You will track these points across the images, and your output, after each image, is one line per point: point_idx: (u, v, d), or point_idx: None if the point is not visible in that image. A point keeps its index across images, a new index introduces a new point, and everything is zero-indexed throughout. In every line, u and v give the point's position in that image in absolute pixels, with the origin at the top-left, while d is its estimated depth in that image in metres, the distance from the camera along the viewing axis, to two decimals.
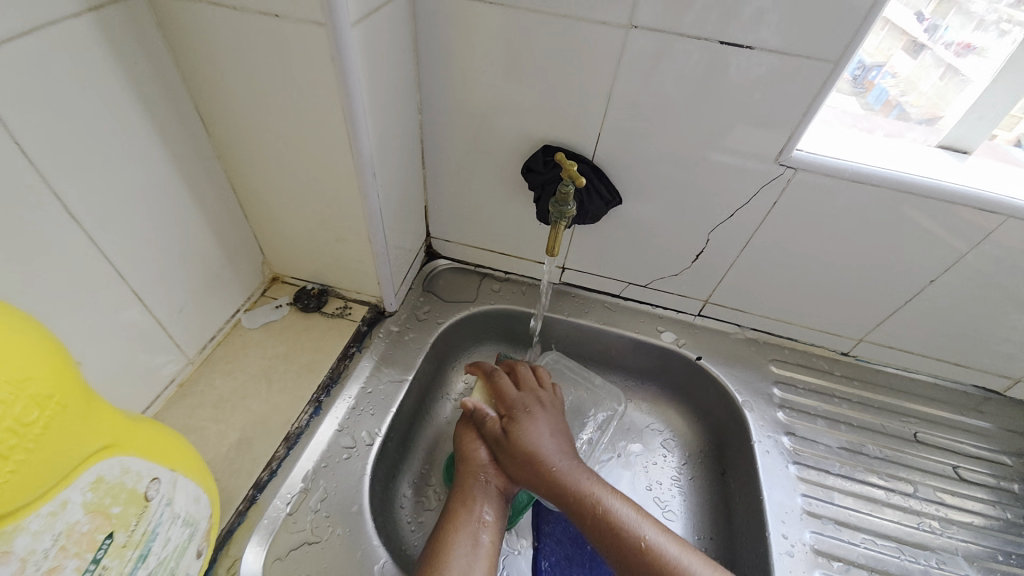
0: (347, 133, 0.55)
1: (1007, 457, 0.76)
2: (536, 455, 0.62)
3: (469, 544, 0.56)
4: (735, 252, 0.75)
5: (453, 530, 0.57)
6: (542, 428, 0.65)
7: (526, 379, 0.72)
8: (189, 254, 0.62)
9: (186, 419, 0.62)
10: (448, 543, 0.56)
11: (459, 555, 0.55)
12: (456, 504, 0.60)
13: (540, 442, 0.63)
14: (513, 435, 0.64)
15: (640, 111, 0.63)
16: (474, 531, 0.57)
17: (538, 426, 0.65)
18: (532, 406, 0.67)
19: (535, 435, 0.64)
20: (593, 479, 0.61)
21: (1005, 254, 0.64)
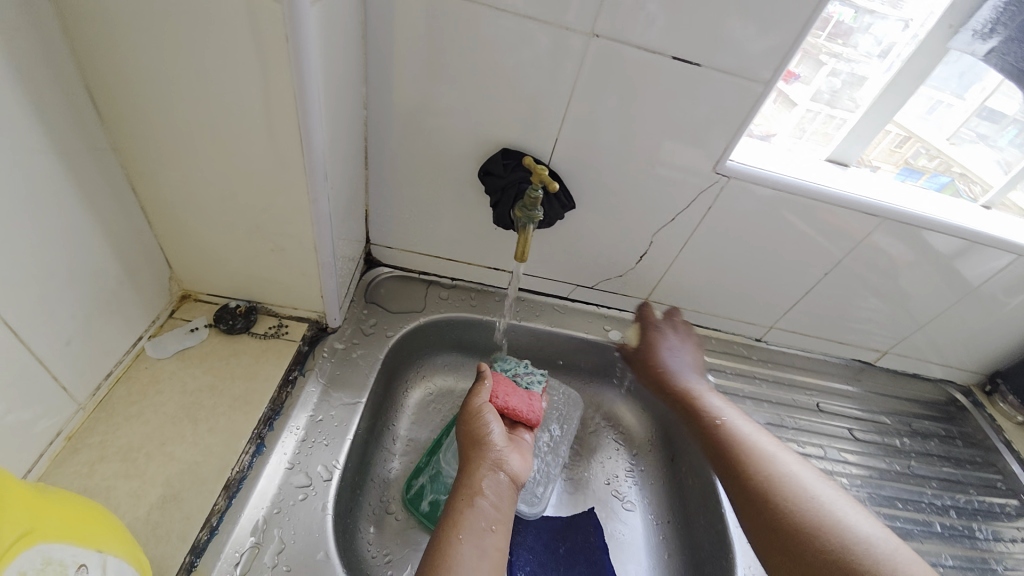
0: (298, 128, 0.48)
1: (885, 417, 0.93)
2: (660, 366, 0.81)
3: (469, 543, 0.54)
4: (675, 254, 0.81)
5: (456, 515, 0.57)
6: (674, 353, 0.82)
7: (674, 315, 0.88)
8: (79, 270, 0.50)
9: (82, 480, 0.50)
10: (451, 530, 0.55)
11: (461, 547, 0.54)
12: (458, 504, 0.58)
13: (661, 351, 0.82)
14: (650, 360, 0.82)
15: (595, 118, 0.65)
16: (480, 517, 0.57)
17: (665, 340, 0.84)
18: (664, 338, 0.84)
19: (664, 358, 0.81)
20: (699, 385, 0.78)
21: (880, 253, 0.78)
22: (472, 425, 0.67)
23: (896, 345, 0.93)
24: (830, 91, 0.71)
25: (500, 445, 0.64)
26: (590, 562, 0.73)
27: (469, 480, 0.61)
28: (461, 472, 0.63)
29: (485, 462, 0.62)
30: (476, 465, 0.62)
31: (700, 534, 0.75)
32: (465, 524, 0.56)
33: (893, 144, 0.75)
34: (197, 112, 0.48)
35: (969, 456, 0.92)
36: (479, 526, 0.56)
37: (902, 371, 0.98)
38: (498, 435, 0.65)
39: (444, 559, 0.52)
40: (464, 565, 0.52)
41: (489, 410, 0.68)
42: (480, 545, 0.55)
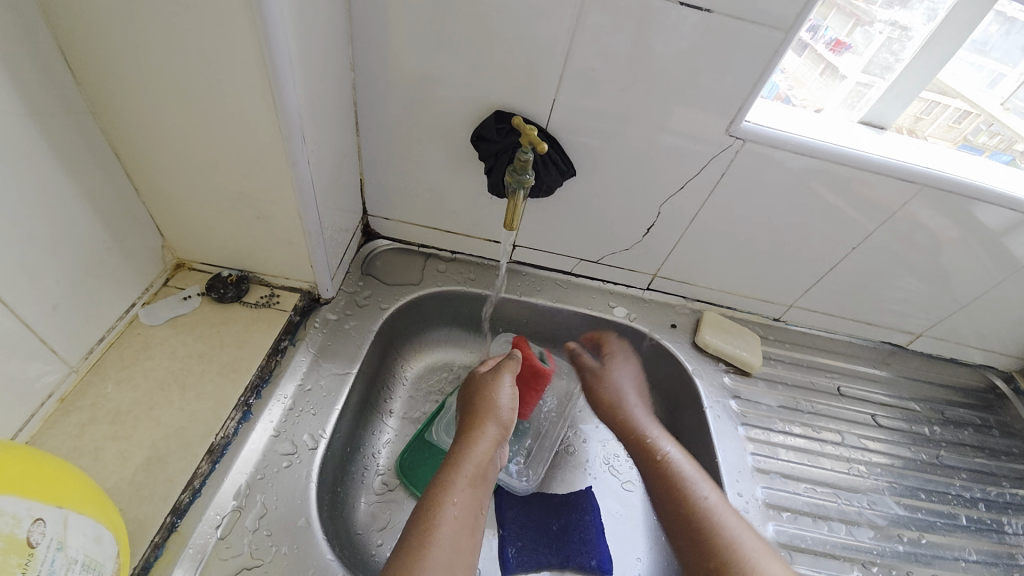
0: (269, 87, 0.46)
1: (914, 403, 0.86)
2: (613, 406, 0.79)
3: (457, 520, 0.52)
4: (684, 227, 0.75)
5: (451, 486, 0.54)
6: (626, 375, 0.83)
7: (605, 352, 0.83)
8: (63, 236, 0.50)
9: (73, 440, 0.51)
10: (442, 501, 0.52)
11: (448, 522, 0.51)
12: (456, 471, 0.55)
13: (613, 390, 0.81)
14: (602, 377, 0.82)
15: (595, 76, 0.60)
16: (472, 495, 0.54)
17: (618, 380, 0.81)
18: (620, 353, 0.84)
19: (616, 380, 0.82)
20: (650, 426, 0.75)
21: (911, 226, 0.71)
22: (485, 400, 0.64)
23: (932, 327, 0.85)
24: (879, 62, 0.64)
25: (507, 427, 0.62)
26: (584, 540, 0.71)
27: (471, 453, 0.58)
28: (461, 439, 0.60)
29: (491, 440, 0.60)
30: (481, 439, 0.59)
31: None
32: (458, 494, 0.54)
33: (951, 119, 0.69)
34: (168, 72, 0.46)
35: (1006, 448, 0.85)
36: (469, 505, 0.54)
37: (938, 355, 0.91)
38: (509, 417, 0.63)
39: (428, 529, 0.50)
40: (447, 542, 0.50)
41: (505, 388, 0.65)
42: (465, 524, 0.52)
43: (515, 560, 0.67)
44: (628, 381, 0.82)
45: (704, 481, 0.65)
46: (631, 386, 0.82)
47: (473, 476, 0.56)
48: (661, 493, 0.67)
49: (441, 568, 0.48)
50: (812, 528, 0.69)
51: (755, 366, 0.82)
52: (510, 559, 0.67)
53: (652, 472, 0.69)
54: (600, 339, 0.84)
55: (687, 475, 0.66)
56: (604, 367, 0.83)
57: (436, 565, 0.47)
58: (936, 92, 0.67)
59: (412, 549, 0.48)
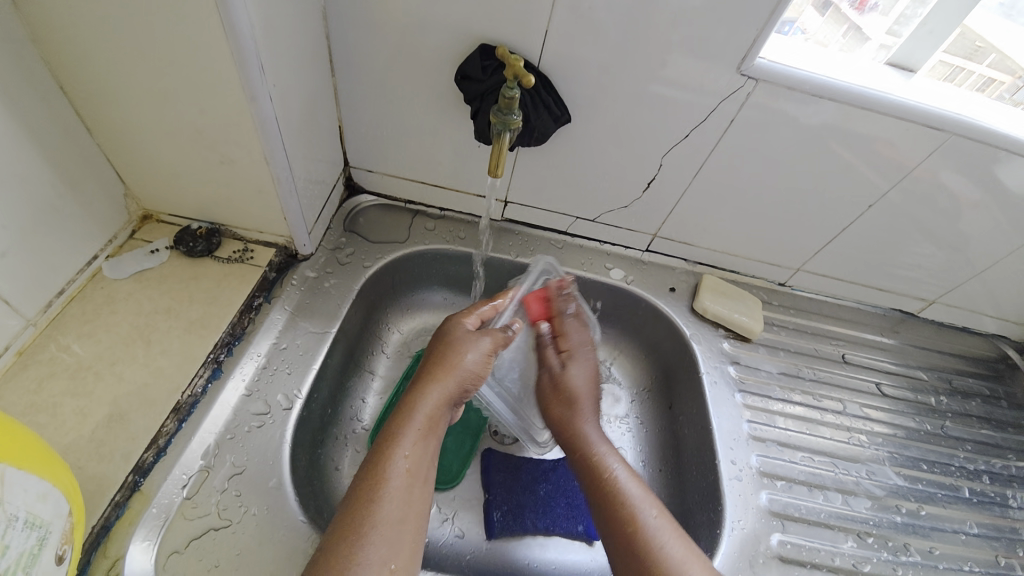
0: (213, 0, 0.40)
1: (921, 372, 0.83)
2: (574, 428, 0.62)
3: (408, 473, 0.49)
4: (687, 183, 0.69)
5: (400, 441, 0.50)
6: (586, 377, 0.67)
7: (575, 331, 0.70)
8: (1, 176, 0.46)
9: (32, 395, 0.49)
10: (391, 455, 0.49)
11: (398, 476, 0.48)
12: (398, 428, 0.51)
13: (578, 394, 0.65)
14: (558, 383, 0.66)
15: (591, 4, 0.52)
16: (424, 448, 0.51)
17: (576, 378, 0.66)
18: (581, 350, 0.69)
19: (580, 390, 0.65)
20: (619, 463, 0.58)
21: (935, 185, 0.65)
22: (442, 353, 0.57)
23: (946, 294, 0.81)
24: (907, 16, 0.58)
25: (468, 386, 0.57)
26: (571, 504, 0.69)
27: (423, 407, 0.53)
28: (413, 390, 0.55)
29: (446, 393, 0.55)
30: (433, 393, 0.54)
31: (692, 483, 0.70)
32: (403, 452, 0.49)
33: (974, 87, 0.61)
34: None
35: (1014, 420, 0.81)
36: (421, 459, 0.50)
37: (949, 323, 0.86)
38: (473, 375, 0.57)
39: (377, 489, 0.47)
40: (398, 498, 0.47)
41: (476, 346, 0.58)
42: (416, 477, 0.49)
43: (501, 524, 0.66)
44: (592, 391, 0.66)
45: (646, 501, 0.54)
46: (593, 397, 0.66)
47: (426, 430, 0.52)
48: (607, 524, 0.54)
49: (391, 524, 0.45)
50: (807, 497, 0.67)
51: (755, 333, 0.78)
52: (494, 523, 0.66)
53: (601, 508, 0.55)
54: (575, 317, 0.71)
55: (631, 495, 0.55)
56: (557, 372, 0.67)
57: (385, 521, 0.45)
58: (962, 55, 0.59)
59: (360, 504, 0.46)
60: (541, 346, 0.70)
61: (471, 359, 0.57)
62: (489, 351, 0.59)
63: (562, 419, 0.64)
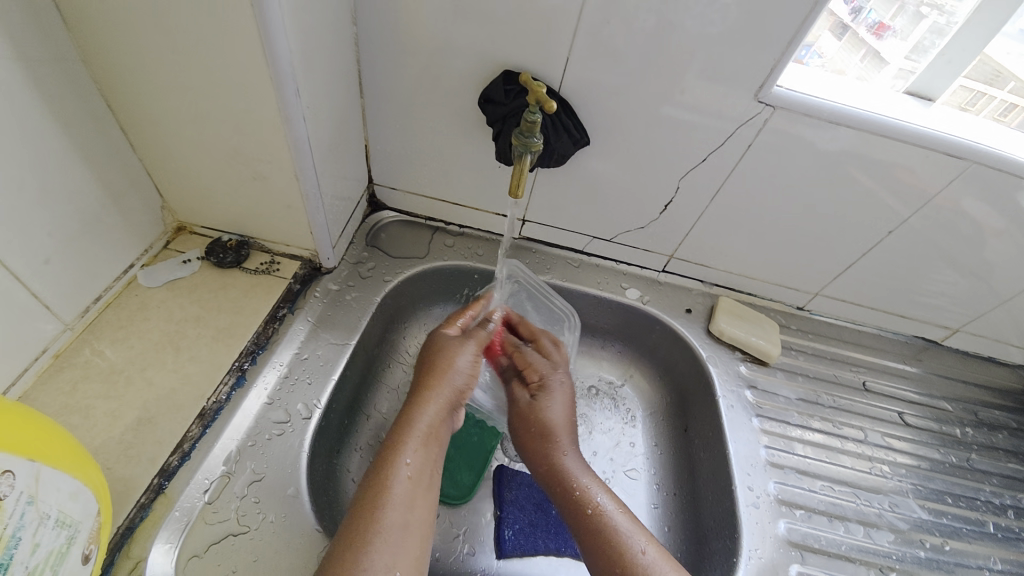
0: (258, 29, 0.43)
1: (946, 403, 0.81)
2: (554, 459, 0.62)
3: (411, 479, 0.50)
4: (704, 205, 0.70)
5: (402, 448, 0.51)
6: (560, 407, 0.66)
7: (540, 357, 0.69)
8: (52, 188, 0.49)
9: (66, 397, 0.51)
10: (394, 461, 0.50)
11: (401, 482, 0.49)
12: (398, 437, 0.52)
13: (554, 423, 0.64)
14: (532, 416, 0.65)
15: (612, 33, 0.54)
16: (425, 456, 0.52)
17: (551, 408, 0.65)
18: (553, 378, 0.68)
19: (555, 420, 0.64)
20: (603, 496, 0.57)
21: (956, 212, 0.64)
22: (436, 362, 0.59)
23: (970, 322, 0.79)
24: (923, 46, 0.58)
25: (462, 391, 0.59)
26: None
27: (422, 416, 0.55)
28: (410, 400, 0.56)
29: (443, 403, 0.56)
30: (430, 402, 0.56)
31: (707, 508, 0.69)
32: (404, 460, 0.51)
33: (995, 113, 0.61)
34: (158, 17, 0.43)
35: None
36: (423, 466, 0.51)
37: (974, 352, 0.84)
38: (466, 380, 0.60)
39: (380, 495, 0.47)
40: (401, 503, 0.48)
41: (464, 352, 0.61)
42: (420, 483, 0.50)
43: (512, 543, 0.65)
44: (568, 418, 0.65)
45: (637, 532, 0.54)
46: (570, 427, 0.65)
47: (425, 437, 0.53)
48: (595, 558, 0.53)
49: (396, 529, 0.46)
50: (827, 528, 0.66)
51: (773, 357, 0.77)
52: (506, 541, 0.65)
53: (590, 539, 0.54)
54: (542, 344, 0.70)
55: (618, 527, 0.54)
56: (527, 407, 0.66)
57: (390, 526, 0.46)
58: (983, 80, 0.59)
59: (366, 511, 0.46)
60: (512, 380, 0.69)
61: (462, 364, 0.59)
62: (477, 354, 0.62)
63: (540, 455, 0.63)
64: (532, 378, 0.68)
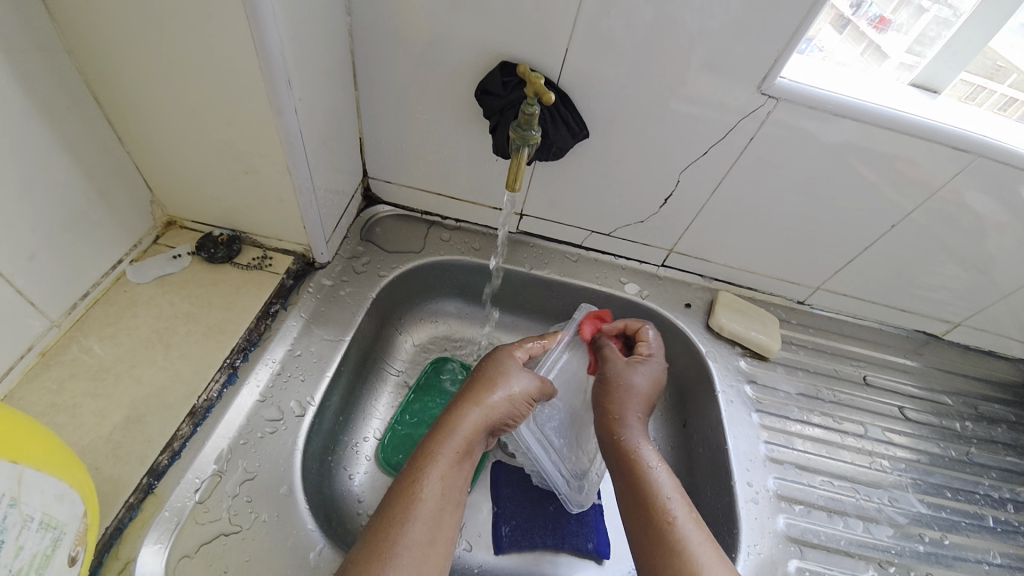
0: (248, 18, 0.42)
1: (946, 397, 0.80)
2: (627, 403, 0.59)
3: (441, 497, 0.48)
4: (704, 199, 0.69)
5: (434, 462, 0.49)
6: (648, 375, 0.63)
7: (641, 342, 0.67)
8: (34, 182, 0.47)
9: (54, 395, 0.50)
10: (427, 474, 0.48)
11: (429, 498, 0.47)
12: (434, 445, 0.51)
13: (636, 381, 0.62)
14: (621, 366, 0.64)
15: (612, 23, 0.53)
16: (458, 473, 0.50)
17: (642, 371, 0.63)
18: (654, 357, 0.65)
19: (645, 388, 0.61)
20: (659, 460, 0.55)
21: (959, 206, 0.63)
22: (485, 376, 0.57)
23: (972, 316, 0.78)
24: (927, 37, 0.57)
25: (509, 418, 0.56)
26: (581, 522, 0.67)
27: (461, 428, 0.52)
28: (450, 410, 0.54)
29: (487, 419, 0.54)
30: (472, 415, 0.53)
31: (705, 503, 0.68)
32: (438, 473, 0.49)
33: (995, 107, 0.59)
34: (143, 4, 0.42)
35: None
36: (454, 483, 0.50)
37: (975, 346, 0.83)
38: (515, 410, 0.56)
39: (408, 511, 0.46)
40: (428, 521, 0.46)
41: (521, 378, 0.58)
42: (449, 502, 0.48)
43: (509, 540, 0.65)
44: (652, 397, 0.62)
45: (681, 502, 0.51)
46: (652, 396, 0.62)
47: (462, 452, 0.51)
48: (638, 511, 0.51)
49: (421, 545, 0.45)
50: (826, 523, 0.65)
51: (773, 352, 0.76)
52: (503, 538, 0.65)
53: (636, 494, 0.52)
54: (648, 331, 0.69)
55: (665, 492, 0.51)
56: (620, 367, 0.63)
57: (414, 543, 0.45)
58: (983, 75, 0.58)
59: (389, 525, 0.45)
60: (609, 347, 0.67)
61: (516, 387, 0.57)
62: (531, 393, 0.58)
63: (615, 397, 0.61)
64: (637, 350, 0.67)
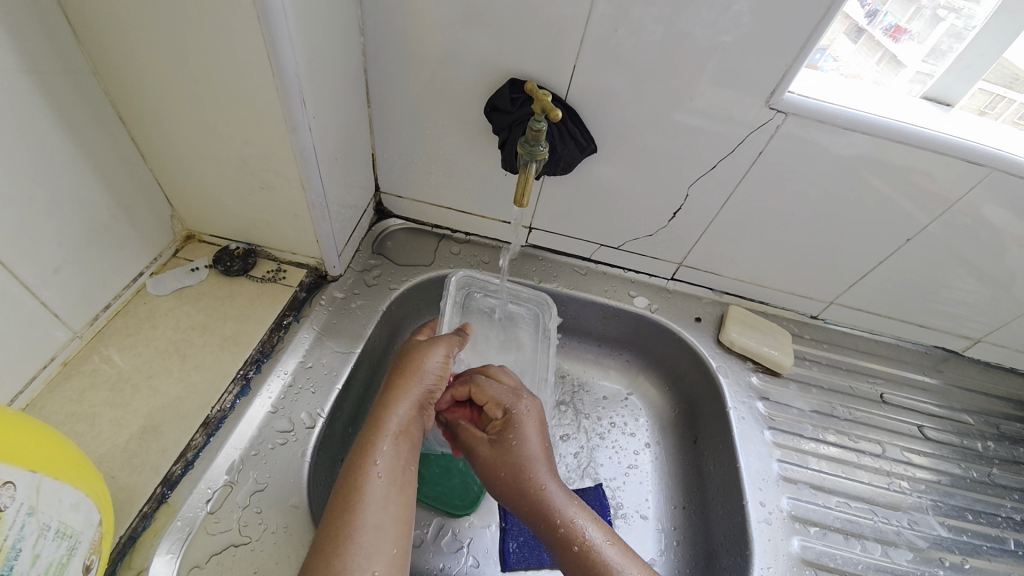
0: (264, 41, 0.43)
1: (967, 415, 0.78)
2: (528, 495, 0.52)
3: (385, 479, 0.47)
4: (713, 213, 0.69)
5: (375, 449, 0.49)
6: (533, 441, 0.54)
7: (498, 392, 0.57)
8: (61, 198, 0.49)
9: (74, 405, 0.52)
10: (366, 464, 0.47)
11: (374, 484, 0.46)
12: (367, 440, 0.49)
13: (527, 460, 0.53)
14: (500, 463, 0.54)
15: (619, 41, 0.54)
16: (399, 455, 0.49)
17: (526, 445, 0.54)
18: (519, 408, 0.55)
19: (526, 454, 0.53)
20: (586, 523, 0.50)
21: (975, 220, 0.62)
22: (408, 362, 0.56)
23: (992, 332, 0.76)
24: (939, 50, 0.56)
25: (433, 390, 0.56)
26: None
27: (393, 415, 0.51)
28: (381, 402, 0.53)
29: (413, 400, 0.53)
30: (401, 403, 0.52)
31: (716, 523, 0.67)
32: (375, 460, 0.48)
33: (1017, 116, 0.58)
34: (166, 30, 0.44)
35: None
36: (396, 464, 0.49)
37: (997, 363, 0.81)
38: (436, 383, 0.56)
39: (355, 500, 0.45)
40: (377, 506, 0.45)
41: (438, 350, 0.58)
42: (394, 483, 0.47)
43: (516, 556, 0.64)
44: (544, 445, 0.54)
45: (627, 562, 0.48)
46: (548, 457, 0.54)
47: (397, 435, 0.50)
48: None
49: (373, 531, 0.44)
50: (843, 546, 0.63)
51: (786, 368, 0.75)
52: (510, 554, 0.64)
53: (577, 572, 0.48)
54: (488, 372, 0.60)
55: (610, 561, 0.48)
56: (494, 459, 0.54)
57: (367, 529, 0.44)
58: (1002, 84, 0.57)
59: (340, 516, 0.44)
60: (466, 427, 0.58)
61: (435, 364, 0.56)
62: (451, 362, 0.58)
63: (515, 500, 0.52)
64: (492, 416, 0.56)
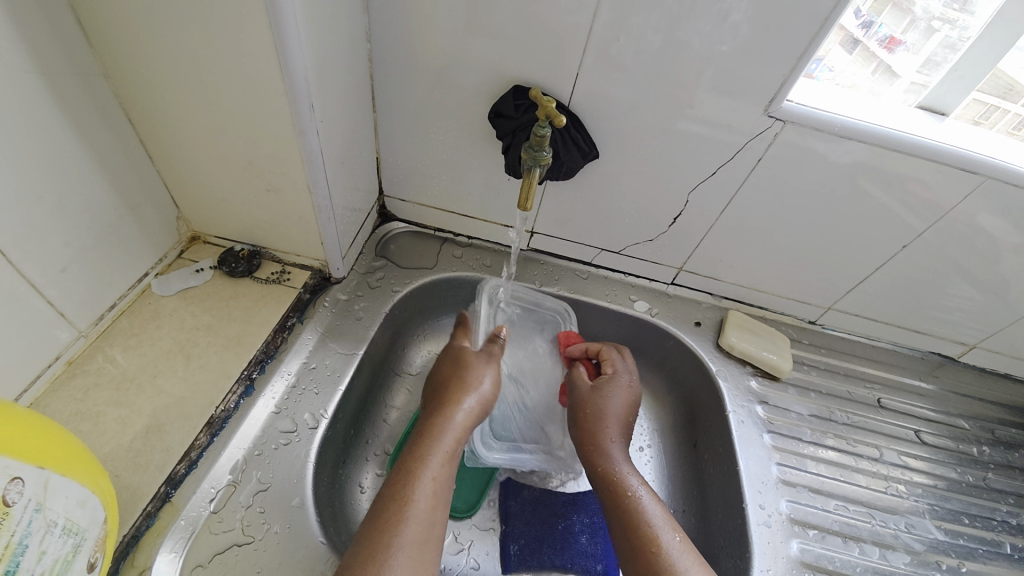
0: (274, 47, 0.44)
1: (963, 421, 0.78)
2: (600, 432, 0.61)
3: (433, 496, 0.49)
4: (713, 219, 0.70)
5: (425, 464, 0.50)
6: (616, 400, 0.64)
7: (611, 359, 0.68)
8: (69, 198, 0.50)
9: (78, 403, 0.52)
10: (417, 476, 0.49)
11: (423, 499, 0.48)
12: (420, 448, 0.52)
13: (608, 408, 0.63)
14: (589, 402, 0.64)
15: (621, 50, 0.55)
16: (448, 474, 0.51)
17: (611, 399, 0.64)
18: (622, 374, 0.66)
19: (610, 407, 0.63)
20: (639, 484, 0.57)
21: (969, 228, 0.63)
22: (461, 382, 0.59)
23: (988, 339, 0.77)
24: (934, 60, 0.57)
25: (483, 412, 0.58)
26: (591, 540, 0.67)
27: (447, 432, 0.54)
28: (434, 415, 0.56)
29: (468, 420, 0.56)
30: (454, 421, 0.55)
31: (716, 527, 0.67)
32: (425, 475, 0.50)
33: (1010, 126, 0.59)
34: (176, 34, 0.45)
35: None
36: (443, 483, 0.50)
37: (992, 369, 0.82)
38: (488, 404, 0.59)
39: (401, 512, 0.46)
40: (422, 521, 0.46)
41: (491, 370, 0.62)
42: (440, 502, 0.49)
43: (517, 559, 0.64)
44: (625, 411, 0.63)
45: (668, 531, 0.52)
46: (626, 422, 0.63)
47: (450, 454, 0.53)
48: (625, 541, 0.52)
49: (415, 544, 0.45)
50: (841, 549, 0.64)
51: (784, 372, 0.76)
52: (511, 557, 0.64)
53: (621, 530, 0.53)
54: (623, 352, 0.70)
55: (653, 523, 0.53)
56: (587, 395, 0.65)
57: (409, 542, 0.45)
58: (997, 94, 0.58)
59: (388, 524, 0.45)
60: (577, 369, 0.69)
61: (490, 385, 0.60)
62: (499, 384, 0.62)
63: (591, 437, 0.61)
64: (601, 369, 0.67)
